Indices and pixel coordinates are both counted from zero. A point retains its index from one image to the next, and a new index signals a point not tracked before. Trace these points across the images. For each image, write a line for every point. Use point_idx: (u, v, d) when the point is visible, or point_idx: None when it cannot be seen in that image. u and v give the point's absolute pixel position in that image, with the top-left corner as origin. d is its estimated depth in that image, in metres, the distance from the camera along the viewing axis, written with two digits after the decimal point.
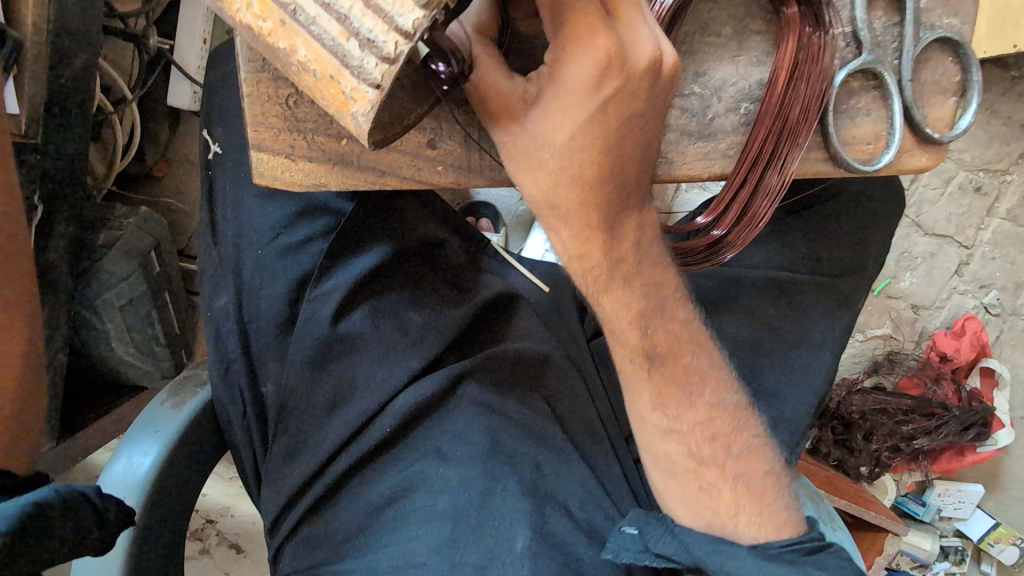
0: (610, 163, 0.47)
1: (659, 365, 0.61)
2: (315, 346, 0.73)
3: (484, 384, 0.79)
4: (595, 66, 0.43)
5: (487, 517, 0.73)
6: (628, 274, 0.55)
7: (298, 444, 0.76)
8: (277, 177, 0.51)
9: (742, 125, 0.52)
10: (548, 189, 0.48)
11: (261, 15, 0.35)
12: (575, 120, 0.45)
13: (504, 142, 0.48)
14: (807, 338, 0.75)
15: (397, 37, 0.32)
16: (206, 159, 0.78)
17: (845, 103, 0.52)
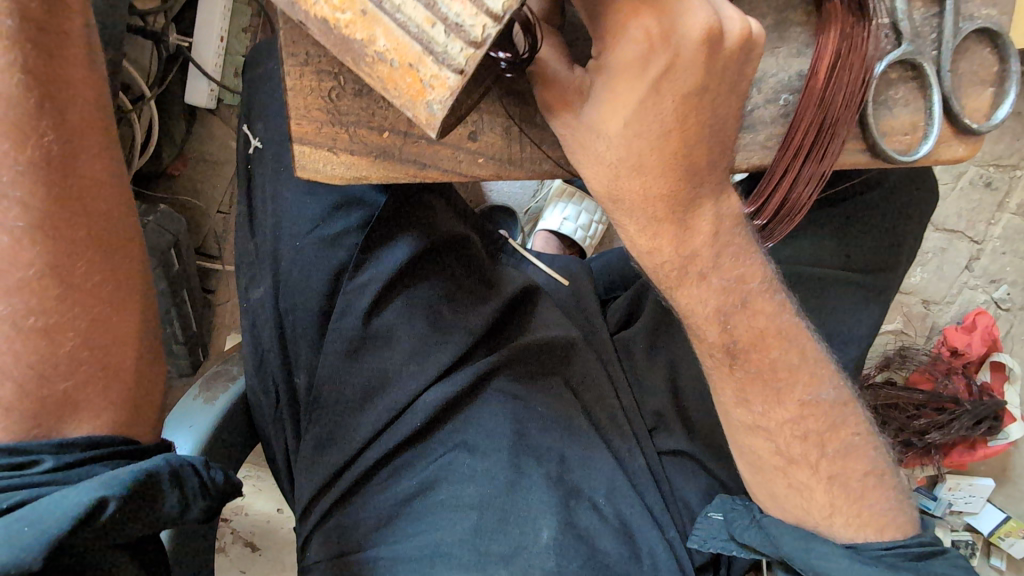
0: (669, 150, 0.48)
1: (743, 361, 0.60)
2: (349, 340, 0.74)
3: (512, 378, 0.80)
4: (642, 49, 0.43)
5: (515, 509, 0.75)
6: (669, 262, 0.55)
7: (331, 434, 0.76)
8: (317, 171, 0.51)
9: (781, 116, 0.52)
10: (610, 182, 0.49)
11: (340, 7, 0.36)
12: (626, 106, 0.45)
13: (566, 137, 0.48)
14: (837, 334, 0.74)
15: (485, 21, 0.33)
16: (247, 153, 0.78)
17: (883, 94, 0.52)
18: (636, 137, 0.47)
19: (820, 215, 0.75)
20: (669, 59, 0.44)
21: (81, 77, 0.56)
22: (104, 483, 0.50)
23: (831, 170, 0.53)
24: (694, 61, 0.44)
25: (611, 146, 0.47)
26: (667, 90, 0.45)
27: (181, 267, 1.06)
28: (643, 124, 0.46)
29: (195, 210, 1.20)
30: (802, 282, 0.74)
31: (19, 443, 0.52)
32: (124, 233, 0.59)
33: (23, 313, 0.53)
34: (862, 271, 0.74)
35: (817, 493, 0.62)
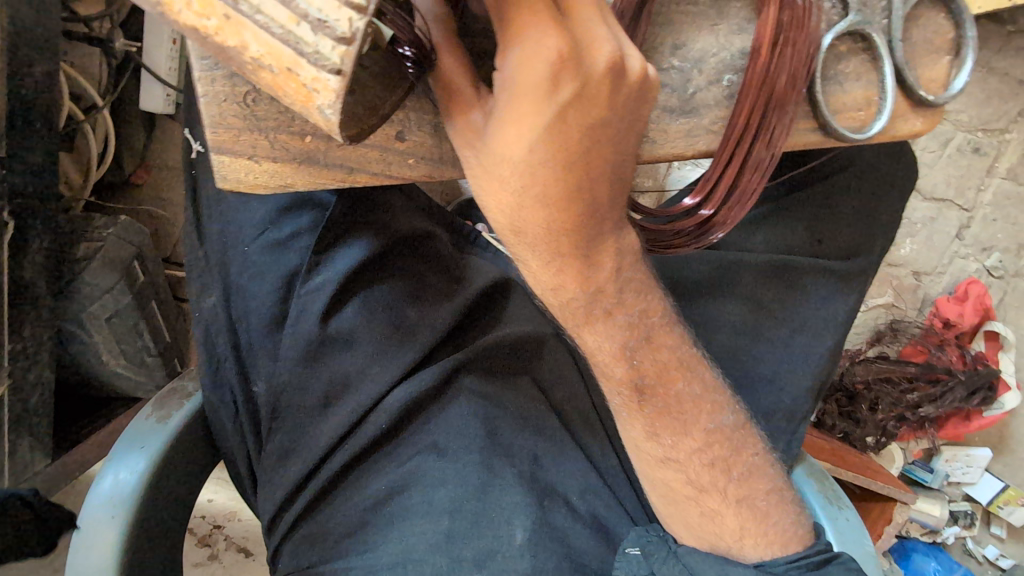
0: (575, 180, 0.42)
1: (650, 396, 0.58)
2: (306, 345, 0.71)
3: (480, 375, 0.78)
4: (551, 66, 0.37)
5: (488, 510, 0.74)
6: (602, 281, 0.50)
7: (294, 442, 0.74)
8: (240, 180, 0.49)
9: (725, 99, 0.49)
10: (512, 213, 0.44)
11: (202, 14, 0.33)
12: (533, 130, 0.39)
13: (467, 160, 0.43)
14: (808, 323, 0.71)
15: (349, 13, 0.30)
16: (190, 159, 0.74)
17: (832, 69, 0.49)
18: (540, 164, 0.40)
19: (786, 199, 0.73)
20: (576, 83, 0.38)
21: None
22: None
23: (782, 150, 0.50)
24: (604, 86, 0.38)
25: (515, 173, 0.41)
26: (573, 118, 0.39)
27: (148, 279, 1.05)
28: (550, 150, 0.40)
29: (162, 219, 1.18)
30: (777, 267, 0.71)
31: None
32: None
33: None
34: (836, 255, 0.71)
35: (714, 498, 0.61)
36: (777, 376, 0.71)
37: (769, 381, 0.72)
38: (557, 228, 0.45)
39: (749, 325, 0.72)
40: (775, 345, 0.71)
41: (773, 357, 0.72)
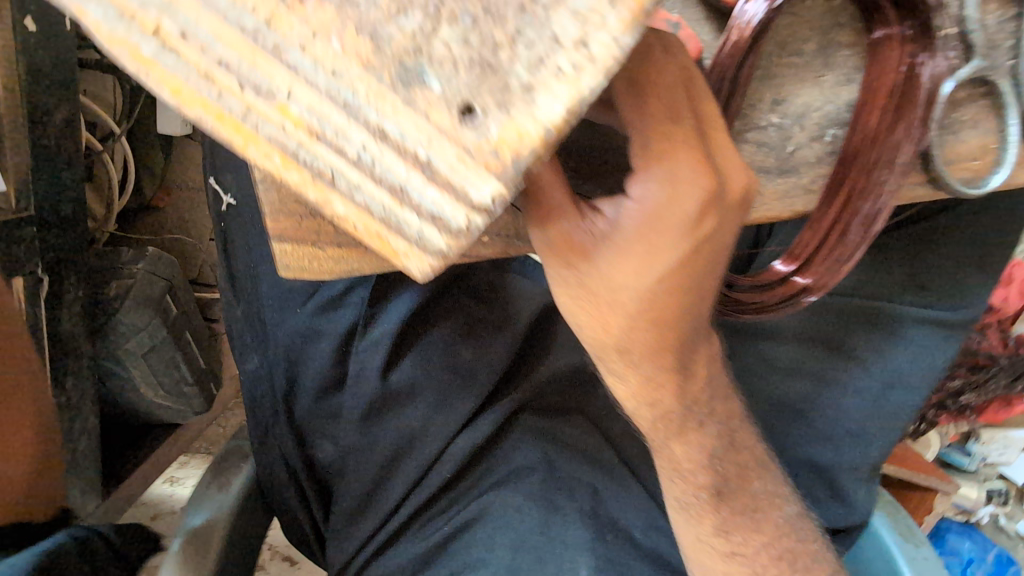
0: (687, 298, 0.37)
1: (728, 499, 0.52)
2: (370, 401, 0.69)
3: (540, 414, 0.75)
4: (694, 201, 0.33)
5: (552, 547, 0.69)
6: (695, 391, 0.46)
7: (366, 494, 0.73)
8: (304, 267, 0.46)
9: (828, 156, 0.45)
10: (620, 332, 0.38)
11: (245, 135, 0.21)
12: (665, 261, 0.34)
13: (564, 278, 0.36)
14: (903, 376, 0.65)
15: (472, 212, 0.20)
16: (221, 208, 0.70)
17: (948, 117, 0.44)
18: (663, 291, 0.36)
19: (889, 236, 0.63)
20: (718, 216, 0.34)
21: None
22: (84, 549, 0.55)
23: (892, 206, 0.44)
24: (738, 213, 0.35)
25: (634, 300, 0.36)
26: (706, 247, 0.35)
27: (182, 311, 1.01)
28: (676, 277, 0.35)
29: (187, 244, 1.15)
30: (864, 313, 0.64)
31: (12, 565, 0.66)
32: None
33: None
34: (939, 302, 0.63)
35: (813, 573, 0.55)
36: (863, 430, 0.67)
37: (854, 434, 0.67)
38: (658, 340, 0.39)
39: (824, 374, 0.66)
40: (864, 396, 0.66)
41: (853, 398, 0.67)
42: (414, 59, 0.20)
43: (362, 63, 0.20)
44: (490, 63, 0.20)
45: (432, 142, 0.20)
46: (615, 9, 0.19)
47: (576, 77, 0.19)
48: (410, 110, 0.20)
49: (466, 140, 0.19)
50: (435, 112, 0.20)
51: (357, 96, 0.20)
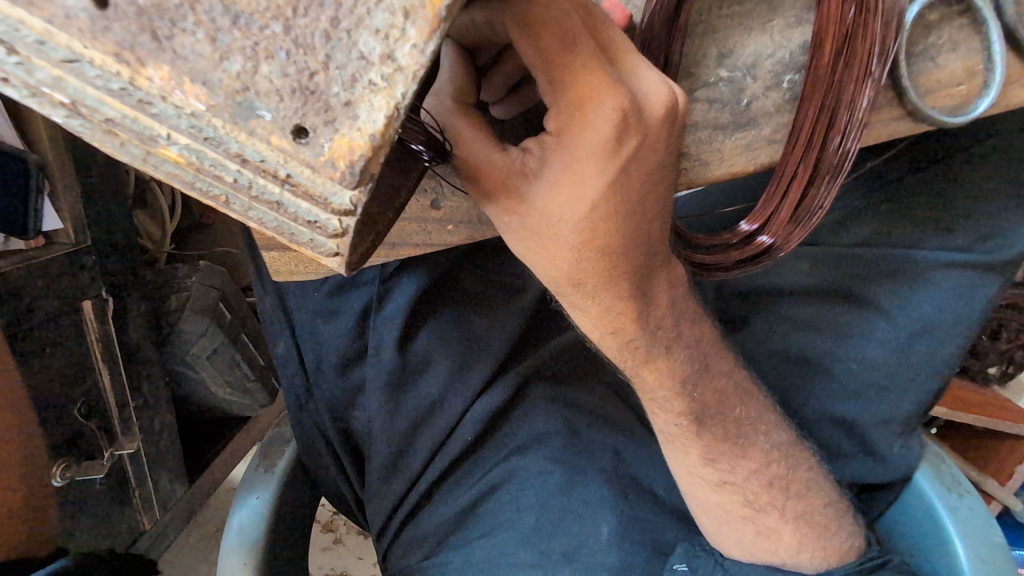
0: (635, 229, 0.35)
1: (708, 423, 0.48)
2: (387, 380, 0.69)
3: (553, 381, 0.75)
4: (596, 100, 0.30)
5: (574, 505, 0.71)
6: (660, 318, 0.42)
7: (392, 465, 0.73)
8: (292, 271, 0.50)
9: (789, 102, 0.43)
10: (569, 262, 0.36)
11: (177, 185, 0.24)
12: (595, 190, 0.32)
13: (507, 222, 0.36)
14: (931, 322, 0.56)
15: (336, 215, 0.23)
16: None
17: (921, 43, 0.41)
18: (596, 223, 0.34)
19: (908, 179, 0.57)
20: (640, 137, 0.31)
21: None
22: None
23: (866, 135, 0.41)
24: (663, 131, 0.32)
25: (571, 230, 0.34)
26: (634, 175, 0.32)
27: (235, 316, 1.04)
28: (608, 207, 0.33)
29: (237, 258, 1.23)
30: (887, 261, 0.57)
31: None
32: None
33: None
34: (967, 244, 0.55)
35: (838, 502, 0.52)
36: (891, 382, 0.59)
37: (883, 390, 0.59)
38: (617, 272, 0.37)
39: (836, 319, 0.59)
40: (889, 345, 0.58)
41: (868, 344, 0.59)
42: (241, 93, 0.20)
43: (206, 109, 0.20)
44: (308, 86, 0.20)
45: (291, 162, 0.21)
46: (411, 23, 0.19)
47: (388, 88, 0.20)
48: (254, 138, 0.20)
49: (306, 160, 0.20)
50: (274, 140, 0.20)
51: (215, 131, 0.21)
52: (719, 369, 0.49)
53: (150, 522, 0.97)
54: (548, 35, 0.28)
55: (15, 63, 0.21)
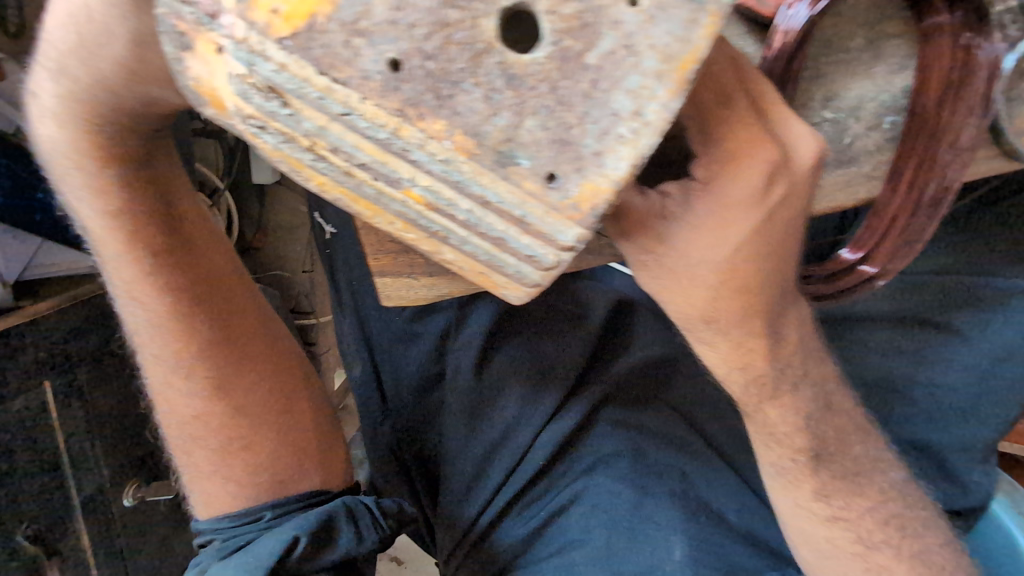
0: (767, 268, 0.37)
1: (828, 462, 0.49)
2: (468, 402, 0.72)
3: (623, 406, 0.74)
4: (756, 148, 0.32)
5: (642, 527, 0.71)
6: (787, 355, 0.44)
7: (467, 489, 0.74)
8: (402, 297, 0.52)
9: (888, 140, 0.45)
10: (705, 304, 0.38)
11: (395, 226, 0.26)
12: (738, 233, 0.34)
13: (640, 263, 0.37)
14: (1016, 350, 0.59)
15: (556, 250, 0.24)
16: (324, 240, 0.78)
17: (1017, 88, 0.44)
18: (741, 263, 0.36)
19: (980, 213, 0.60)
20: (786, 183, 0.34)
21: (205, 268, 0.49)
22: (219, 545, 0.49)
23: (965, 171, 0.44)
24: (808, 180, 0.35)
25: (713, 271, 0.36)
26: (779, 218, 0.35)
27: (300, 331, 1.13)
28: (753, 247, 0.35)
29: (285, 281, 1.24)
30: (962, 291, 0.60)
31: (244, 509, 0.50)
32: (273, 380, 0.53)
33: (236, 449, 0.51)
34: None
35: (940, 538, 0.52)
36: (971, 407, 0.61)
37: (965, 415, 0.61)
38: (749, 307, 0.38)
39: (919, 348, 0.61)
40: (969, 372, 0.60)
41: (953, 372, 0.61)
42: (504, 143, 0.22)
43: (470, 156, 0.22)
44: (564, 133, 0.22)
45: (528, 202, 0.23)
46: (662, 85, 0.21)
47: (634, 139, 0.22)
48: (507, 182, 0.23)
49: (552, 202, 0.23)
50: (527, 184, 0.23)
51: (463, 175, 0.23)
52: (842, 409, 0.50)
53: None
54: (715, 100, 0.31)
55: (287, 114, 0.23)
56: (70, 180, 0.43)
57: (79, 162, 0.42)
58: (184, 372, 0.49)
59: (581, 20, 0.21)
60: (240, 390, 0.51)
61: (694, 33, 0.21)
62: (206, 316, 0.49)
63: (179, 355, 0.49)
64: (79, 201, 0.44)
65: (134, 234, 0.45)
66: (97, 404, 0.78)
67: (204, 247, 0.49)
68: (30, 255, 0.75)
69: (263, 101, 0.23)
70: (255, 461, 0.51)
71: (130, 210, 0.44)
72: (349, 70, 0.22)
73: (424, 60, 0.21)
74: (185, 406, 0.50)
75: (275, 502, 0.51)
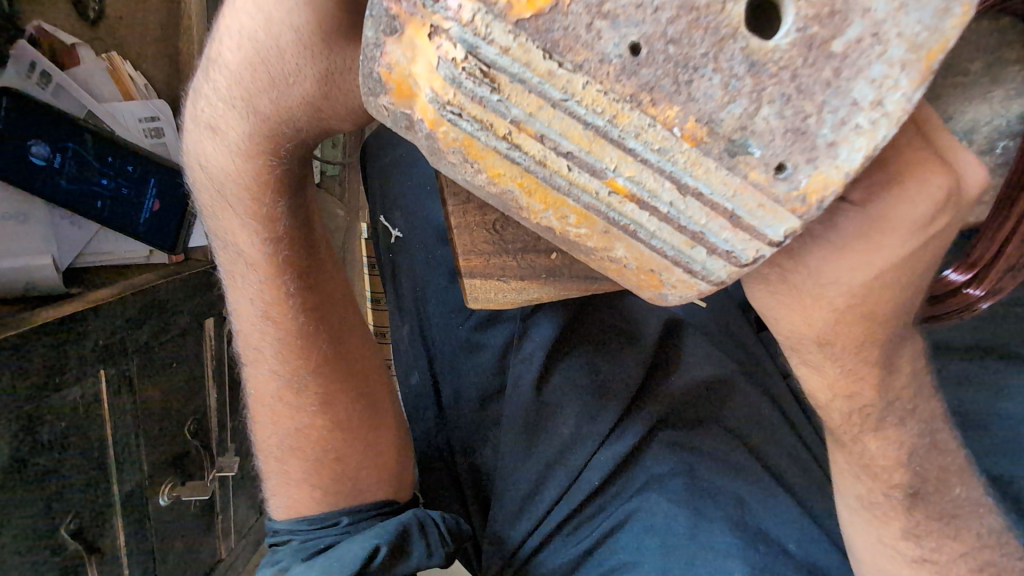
0: (900, 295, 0.34)
1: (925, 499, 0.44)
2: (525, 416, 0.70)
3: (679, 425, 0.69)
4: (930, 170, 0.29)
5: (699, 555, 0.63)
6: (897, 388, 0.41)
7: (519, 508, 0.71)
8: (490, 299, 0.51)
9: (999, 165, 0.45)
10: (826, 325, 0.35)
11: (571, 223, 0.27)
12: (884, 258, 0.32)
13: (766, 273, 0.35)
14: None
15: (758, 245, 0.24)
16: (387, 244, 0.77)
17: None
18: (879, 286, 0.33)
19: None
20: (951, 212, 0.31)
21: (326, 292, 0.53)
22: (297, 546, 0.51)
23: None
24: (964, 213, 0.32)
25: (843, 292, 0.33)
26: (929, 247, 0.32)
27: None
28: (894, 273, 0.33)
29: None
30: None
31: (323, 513, 0.52)
32: (375, 397, 0.56)
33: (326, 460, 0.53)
34: None
35: None
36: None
37: None
38: (872, 331, 0.36)
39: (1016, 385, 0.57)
40: None
41: None
42: (740, 132, 0.22)
43: (697, 144, 0.22)
44: (801, 123, 0.21)
45: (742, 196, 0.23)
46: (906, 74, 0.21)
47: (872, 130, 0.21)
48: (728, 172, 0.23)
49: (779, 193, 0.22)
50: (751, 175, 0.22)
51: (677, 165, 0.23)
52: (948, 448, 0.45)
53: (225, 552, 0.93)
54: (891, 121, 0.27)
55: (497, 100, 0.23)
56: (233, 204, 0.46)
57: (247, 184, 0.45)
58: (299, 387, 0.52)
59: (832, 6, 0.20)
60: (346, 405, 0.54)
61: (946, 22, 0.21)
62: (324, 335, 0.53)
63: (295, 368, 0.52)
64: (238, 223, 0.47)
65: (282, 257, 0.49)
66: (146, 396, 0.75)
67: (327, 267, 0.53)
68: (86, 241, 0.76)
69: (475, 86, 0.23)
70: (339, 472, 0.53)
71: (277, 229, 0.48)
72: (575, 44, 0.21)
73: (665, 44, 0.21)
74: (296, 418, 0.53)
75: (352, 509, 0.52)
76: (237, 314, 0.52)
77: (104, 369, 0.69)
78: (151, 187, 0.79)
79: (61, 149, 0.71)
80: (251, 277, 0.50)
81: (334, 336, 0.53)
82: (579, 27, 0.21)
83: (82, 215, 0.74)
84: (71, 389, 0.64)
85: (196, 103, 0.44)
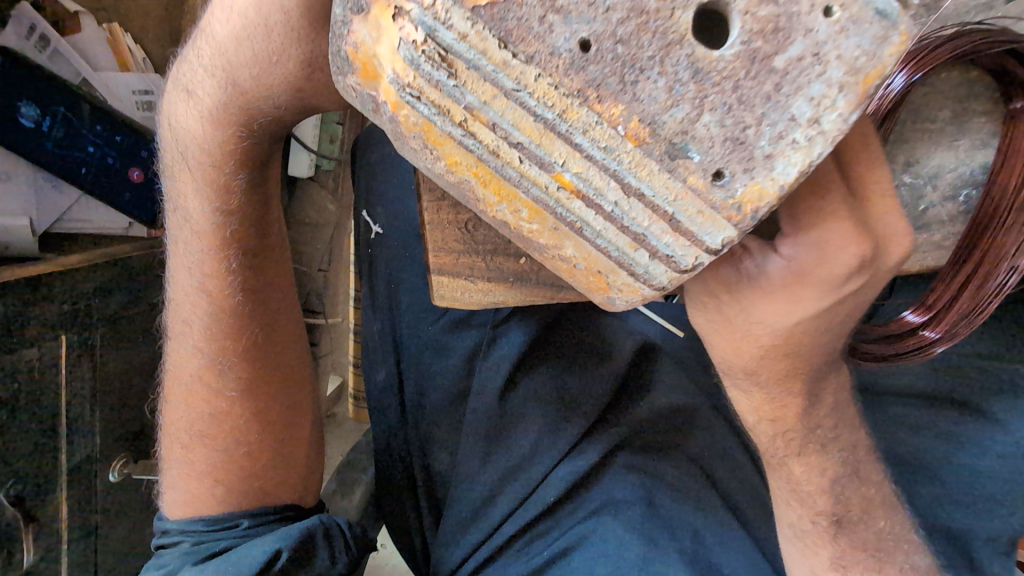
0: (835, 327, 0.35)
1: (850, 529, 0.44)
2: (487, 422, 0.69)
3: (640, 449, 0.67)
4: (851, 239, 0.30)
5: None
6: (819, 414, 0.41)
7: (472, 513, 0.71)
8: (457, 298, 0.52)
9: (962, 214, 0.45)
10: (754, 358, 0.36)
11: (524, 218, 0.27)
12: (803, 310, 0.33)
13: (703, 301, 0.36)
14: None
15: (698, 251, 0.25)
16: (366, 239, 0.77)
17: None
18: (803, 332, 0.34)
19: None
20: (866, 276, 0.32)
21: (265, 286, 0.53)
22: (189, 548, 0.49)
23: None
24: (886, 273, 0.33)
25: (771, 334, 0.34)
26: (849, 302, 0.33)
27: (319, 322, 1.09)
28: (815, 323, 0.34)
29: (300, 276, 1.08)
30: None
31: (223, 513, 0.51)
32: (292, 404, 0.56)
33: (230, 459, 0.52)
34: None
35: None
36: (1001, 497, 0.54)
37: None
38: (804, 355, 0.36)
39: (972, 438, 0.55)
40: None
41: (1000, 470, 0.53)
42: (681, 136, 0.22)
43: (640, 144, 0.23)
44: (740, 134, 0.22)
45: (682, 201, 0.24)
46: (843, 95, 0.22)
47: (808, 147, 0.22)
48: (669, 176, 0.23)
49: (715, 199, 0.23)
50: (690, 179, 0.23)
51: (621, 165, 0.24)
52: (872, 478, 0.45)
53: None
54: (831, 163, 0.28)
55: (452, 86, 0.24)
56: (194, 170, 0.46)
57: (212, 152, 0.45)
58: (221, 369, 0.52)
59: (777, 23, 0.21)
60: (265, 401, 0.54)
61: (883, 49, 0.21)
62: (253, 327, 0.52)
63: (221, 350, 0.51)
64: (193, 188, 0.47)
65: (230, 236, 0.49)
66: (106, 367, 0.76)
67: (274, 259, 0.54)
68: (65, 207, 0.76)
69: (432, 69, 0.23)
70: (249, 471, 0.52)
71: (228, 204, 0.48)
72: (528, 37, 0.22)
73: (614, 44, 0.22)
74: (211, 401, 0.52)
75: (253, 511, 0.52)
76: (174, 277, 0.51)
77: (65, 334, 0.69)
78: (139, 157, 0.79)
79: (51, 113, 0.72)
80: (193, 245, 0.50)
81: (263, 329, 0.53)
82: (532, 23, 0.22)
83: (66, 179, 0.74)
84: (24, 351, 0.64)
85: (177, 65, 0.44)
